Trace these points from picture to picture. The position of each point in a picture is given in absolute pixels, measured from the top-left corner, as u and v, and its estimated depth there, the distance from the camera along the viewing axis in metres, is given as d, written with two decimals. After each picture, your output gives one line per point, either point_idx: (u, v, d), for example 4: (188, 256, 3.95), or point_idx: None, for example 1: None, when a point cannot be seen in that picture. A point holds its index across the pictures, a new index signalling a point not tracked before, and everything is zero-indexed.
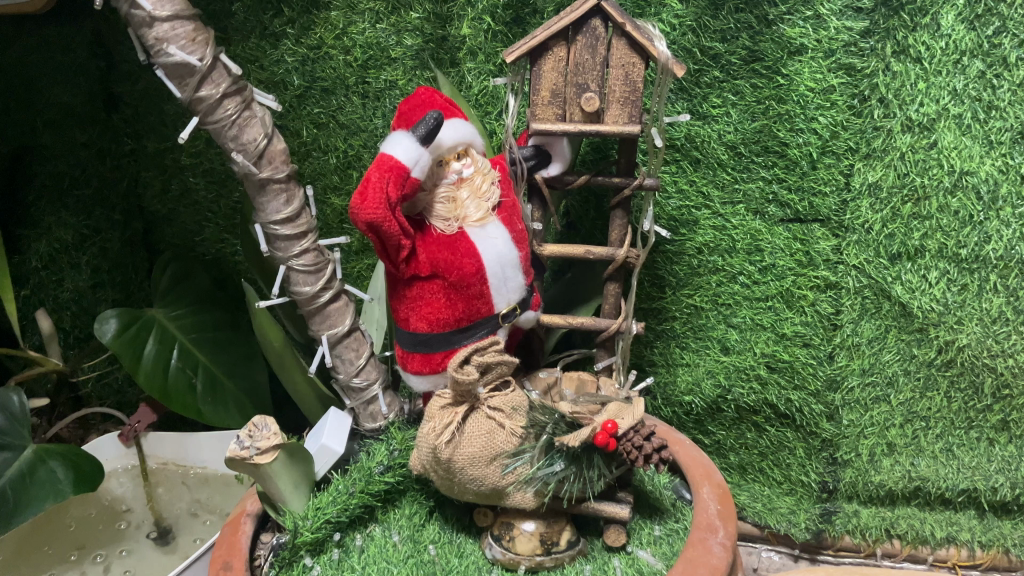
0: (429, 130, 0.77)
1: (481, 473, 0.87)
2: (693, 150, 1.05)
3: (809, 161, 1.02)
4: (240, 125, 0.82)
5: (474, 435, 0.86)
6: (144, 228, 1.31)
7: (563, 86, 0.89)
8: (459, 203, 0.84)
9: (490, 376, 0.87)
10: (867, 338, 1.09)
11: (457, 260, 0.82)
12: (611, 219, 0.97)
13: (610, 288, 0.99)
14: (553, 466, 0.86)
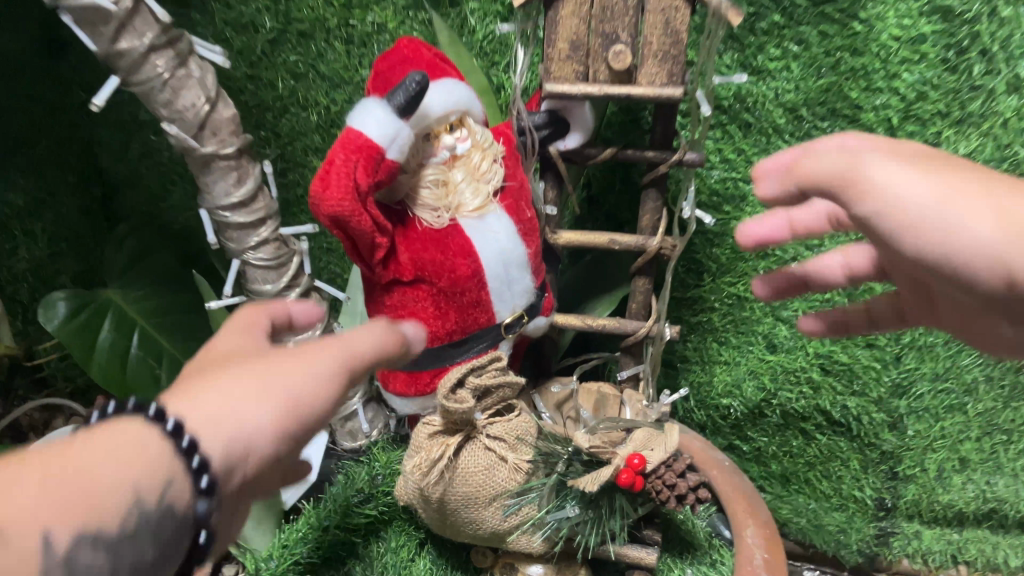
0: (410, 97, 0.59)
1: (479, 515, 0.73)
2: (744, 113, 0.87)
3: (887, 129, 0.83)
4: (175, 87, 0.64)
5: (469, 471, 0.71)
6: (105, 192, 1.15)
7: (586, 36, 0.70)
8: (452, 188, 0.67)
9: (491, 400, 0.71)
10: (944, 339, 0.91)
11: (449, 261, 0.65)
12: (644, 199, 0.79)
13: (640, 282, 0.81)
14: (566, 510, 0.70)
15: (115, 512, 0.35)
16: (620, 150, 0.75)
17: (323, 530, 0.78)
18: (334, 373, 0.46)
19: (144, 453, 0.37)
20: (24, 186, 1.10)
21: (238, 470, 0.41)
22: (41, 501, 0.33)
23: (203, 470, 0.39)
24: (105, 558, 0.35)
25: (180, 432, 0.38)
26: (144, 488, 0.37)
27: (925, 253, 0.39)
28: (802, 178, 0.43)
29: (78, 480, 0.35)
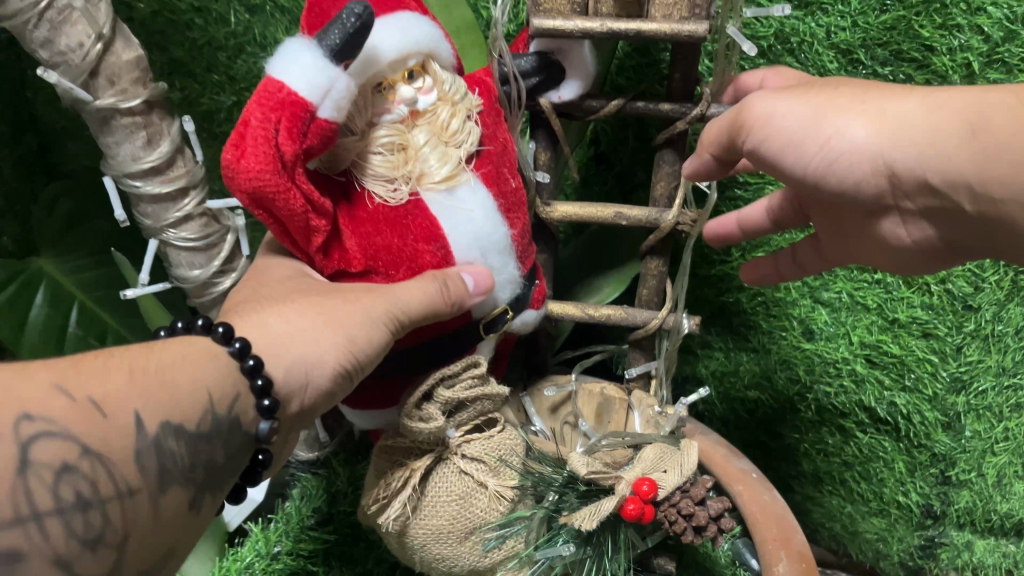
0: (349, 36, 0.44)
1: (454, 552, 0.60)
2: (786, 56, 0.72)
3: (964, 76, 0.67)
4: (53, 20, 0.51)
5: (441, 500, 0.58)
6: (42, 144, 1.00)
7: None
8: (413, 153, 0.52)
9: (466, 415, 0.58)
10: (1015, 327, 0.78)
11: (409, 246, 0.52)
12: (659, 161, 0.64)
13: (652, 262, 0.67)
14: (555, 546, 0.57)
15: (188, 411, 0.43)
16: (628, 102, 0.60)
17: (275, 557, 0.70)
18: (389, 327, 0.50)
19: (212, 369, 0.45)
20: None
21: (295, 398, 0.49)
22: (129, 393, 0.40)
23: (266, 391, 0.46)
24: (184, 448, 0.43)
25: (246, 353, 0.46)
26: (215, 394, 0.44)
27: (816, 168, 0.47)
28: (708, 144, 0.53)
29: (159, 382, 0.42)
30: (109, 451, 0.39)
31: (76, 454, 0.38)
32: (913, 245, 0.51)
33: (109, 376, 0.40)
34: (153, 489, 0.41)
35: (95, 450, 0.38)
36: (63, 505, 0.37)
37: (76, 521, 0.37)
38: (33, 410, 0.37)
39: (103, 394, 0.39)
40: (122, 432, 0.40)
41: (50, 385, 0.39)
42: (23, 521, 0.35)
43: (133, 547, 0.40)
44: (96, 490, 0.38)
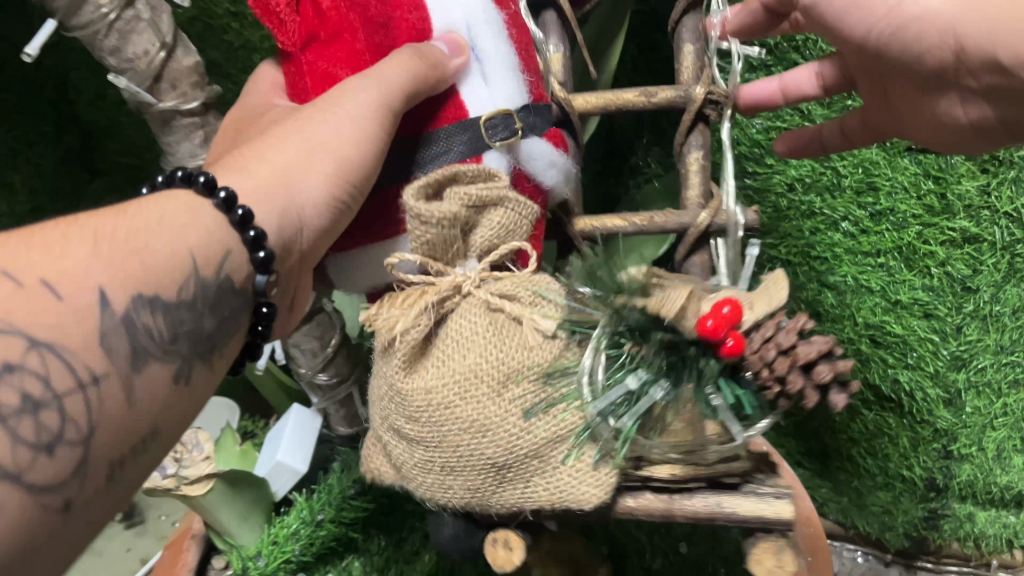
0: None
1: (491, 416, 0.49)
2: (795, 52, 0.77)
3: None
4: (122, 31, 0.55)
5: (467, 332, 0.51)
6: (83, 141, 1.05)
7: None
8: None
9: (491, 231, 0.51)
10: (1012, 308, 0.83)
11: (393, 18, 0.56)
12: (679, 35, 0.62)
13: (694, 155, 0.61)
14: (623, 384, 0.48)
15: (166, 282, 0.42)
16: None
17: (319, 524, 0.72)
18: (365, 123, 0.51)
19: (198, 224, 0.45)
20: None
21: (295, 245, 0.50)
22: (94, 265, 0.39)
23: (259, 244, 0.46)
24: (163, 325, 0.41)
25: (233, 204, 0.46)
26: (196, 257, 0.44)
27: (881, 32, 0.53)
28: None
29: (132, 251, 0.41)
30: (63, 338, 0.37)
31: (23, 348, 0.36)
32: (968, 123, 0.57)
33: (67, 248, 0.39)
34: (129, 376, 0.39)
35: (44, 342, 0.37)
36: (5, 412, 0.35)
37: (25, 425, 0.35)
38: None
39: (56, 274, 0.38)
40: (83, 313, 0.38)
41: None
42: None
43: (104, 442, 0.38)
44: (50, 387, 0.36)
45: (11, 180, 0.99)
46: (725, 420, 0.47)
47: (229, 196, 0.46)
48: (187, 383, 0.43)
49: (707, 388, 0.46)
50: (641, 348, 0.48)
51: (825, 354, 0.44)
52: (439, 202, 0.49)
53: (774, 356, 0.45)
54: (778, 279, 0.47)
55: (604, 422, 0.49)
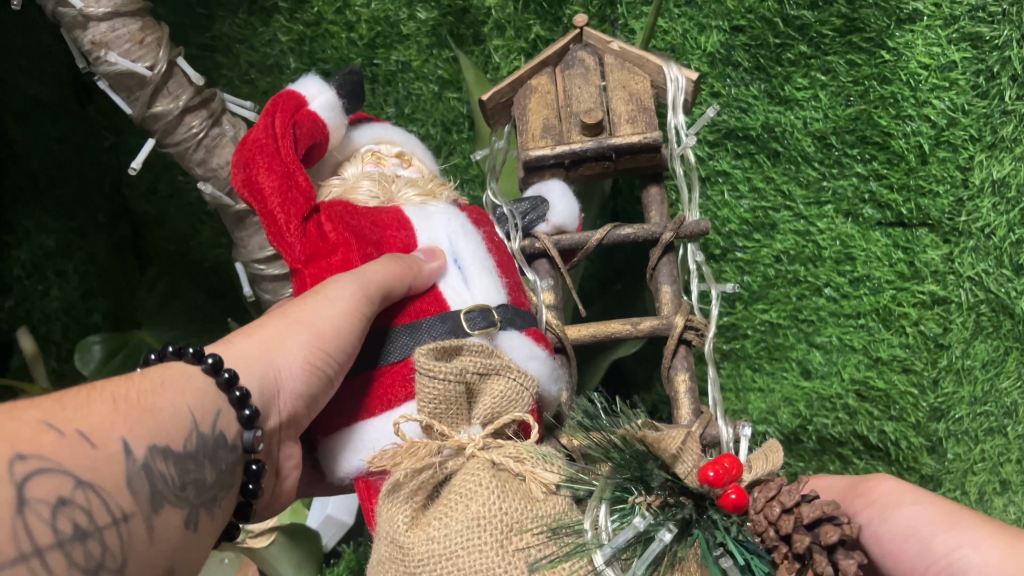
0: (345, 82, 0.69)
1: (495, 565, 0.45)
2: (772, 142, 0.92)
3: (918, 155, 0.87)
4: (208, 146, 0.68)
5: (466, 483, 0.49)
6: (134, 231, 1.15)
7: (554, 107, 0.73)
8: (392, 193, 0.67)
9: (489, 402, 0.54)
10: (982, 361, 0.87)
11: (380, 234, 0.63)
12: (656, 277, 0.71)
13: (679, 377, 0.67)
14: (631, 525, 0.42)
15: (177, 434, 0.47)
16: (608, 230, 0.70)
17: None
18: (345, 305, 0.56)
19: (194, 388, 0.50)
20: (56, 226, 1.06)
21: (273, 409, 0.54)
22: (117, 421, 0.44)
23: (244, 402, 0.51)
24: (174, 468, 0.46)
25: (220, 367, 0.51)
26: (196, 414, 0.49)
27: None
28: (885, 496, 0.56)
29: (142, 405, 0.46)
30: (101, 479, 0.42)
31: (71, 487, 0.41)
32: None
33: (93, 408, 0.44)
34: (149, 514, 0.44)
35: (88, 481, 0.42)
36: (62, 538, 0.40)
37: (77, 551, 0.40)
38: (25, 449, 0.40)
39: (88, 424, 0.43)
40: (113, 458, 0.43)
41: (38, 422, 0.42)
42: (27, 558, 0.39)
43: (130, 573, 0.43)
44: (93, 519, 0.41)
45: (65, 267, 1.06)
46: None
47: (217, 360, 0.51)
48: (194, 528, 0.48)
49: (714, 549, 0.42)
50: (647, 497, 0.44)
51: (830, 514, 0.42)
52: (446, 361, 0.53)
53: (779, 513, 0.42)
54: (775, 453, 0.50)
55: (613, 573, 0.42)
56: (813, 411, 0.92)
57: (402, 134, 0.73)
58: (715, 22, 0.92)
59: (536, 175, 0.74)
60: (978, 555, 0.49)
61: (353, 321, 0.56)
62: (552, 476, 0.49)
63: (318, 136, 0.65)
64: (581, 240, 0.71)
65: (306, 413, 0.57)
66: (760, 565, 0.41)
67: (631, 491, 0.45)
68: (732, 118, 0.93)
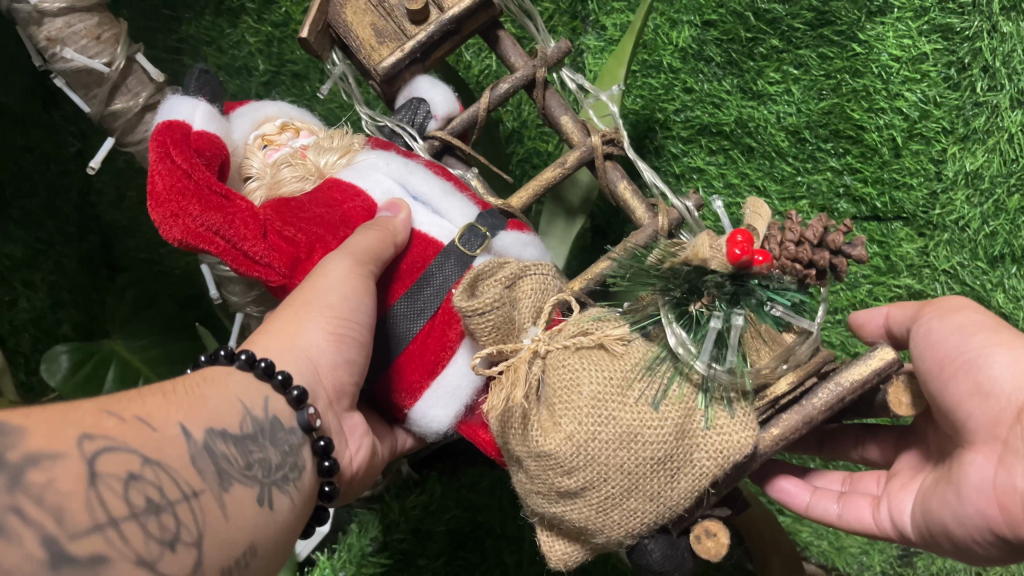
0: (204, 88, 0.66)
1: (633, 423, 0.50)
2: (746, 137, 0.91)
3: (891, 148, 0.87)
4: None
5: (564, 374, 0.51)
6: (104, 241, 1.10)
7: (373, 9, 0.73)
8: (316, 163, 0.67)
9: (530, 305, 0.56)
10: None
11: (339, 212, 0.63)
12: (552, 113, 0.74)
13: (621, 185, 0.70)
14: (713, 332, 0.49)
15: (230, 419, 0.47)
16: (489, 96, 0.73)
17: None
18: (348, 271, 0.57)
19: (239, 382, 0.50)
20: (25, 236, 1.03)
21: (321, 390, 0.55)
22: (170, 409, 0.44)
23: (289, 384, 0.52)
24: (233, 449, 0.46)
25: (255, 359, 0.52)
26: (244, 402, 0.49)
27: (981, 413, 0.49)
28: (947, 307, 0.55)
29: (187, 399, 0.46)
30: (167, 458, 0.42)
31: (139, 463, 0.40)
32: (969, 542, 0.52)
33: (145, 399, 0.44)
34: (218, 491, 0.44)
35: (154, 459, 0.41)
36: (136, 510, 0.39)
37: (152, 523, 0.39)
38: (91, 429, 0.39)
39: (146, 411, 0.43)
40: (173, 441, 0.43)
41: (99, 408, 0.41)
42: (103, 527, 0.37)
43: (211, 550, 0.42)
44: (164, 493, 0.40)
45: (32, 277, 1.03)
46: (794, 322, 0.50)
47: (249, 353, 0.52)
48: (270, 507, 0.47)
49: (765, 305, 0.49)
50: (703, 301, 0.51)
51: (827, 226, 0.45)
52: (479, 295, 0.55)
53: (794, 248, 0.45)
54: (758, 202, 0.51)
55: (718, 365, 0.50)
56: None
57: (272, 104, 0.71)
58: (687, 18, 0.93)
59: (397, 81, 0.73)
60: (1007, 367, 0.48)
61: (359, 290, 0.57)
62: (620, 331, 0.53)
63: (216, 153, 0.63)
64: (471, 118, 0.73)
65: (352, 381, 0.58)
66: (804, 297, 0.48)
67: (690, 301, 0.51)
68: (705, 113, 0.92)
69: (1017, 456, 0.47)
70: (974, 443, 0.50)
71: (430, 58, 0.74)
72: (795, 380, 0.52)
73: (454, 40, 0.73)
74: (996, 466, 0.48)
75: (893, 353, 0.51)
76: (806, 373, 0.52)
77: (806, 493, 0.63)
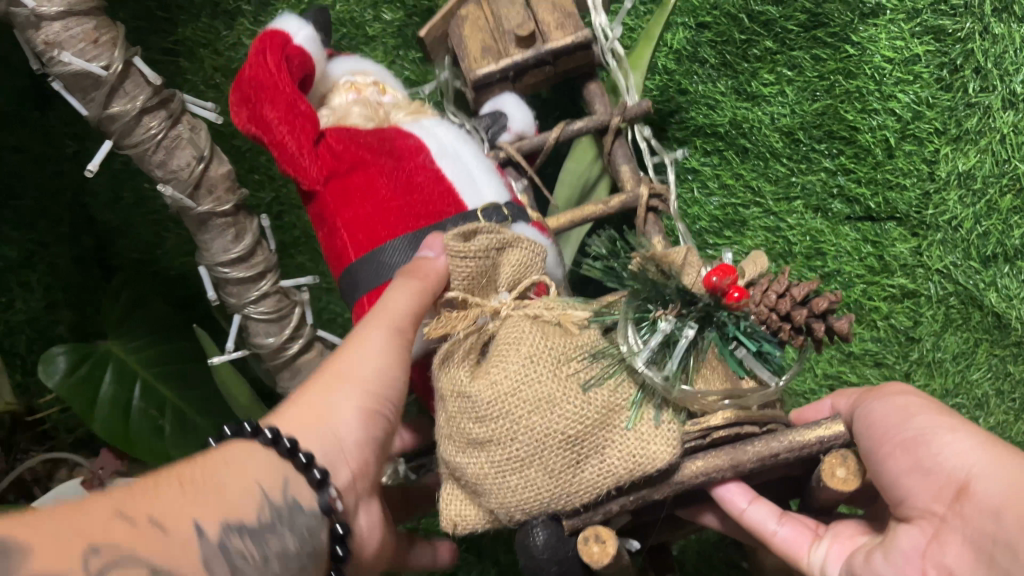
0: (317, 24, 0.71)
1: (555, 392, 0.51)
2: (740, 138, 0.91)
3: (885, 148, 0.87)
4: (168, 147, 0.67)
5: (515, 338, 0.53)
6: (97, 244, 1.08)
7: (487, 29, 0.80)
8: (383, 113, 0.70)
9: (510, 272, 0.57)
10: (952, 354, 0.87)
11: (391, 149, 0.65)
12: (613, 159, 0.80)
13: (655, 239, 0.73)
14: (659, 329, 0.51)
15: (248, 510, 0.44)
16: (563, 129, 0.78)
17: None
18: (386, 342, 0.55)
19: (259, 463, 0.47)
20: (18, 239, 1.05)
21: (343, 467, 0.51)
22: (185, 504, 0.42)
23: (313, 465, 0.48)
24: (249, 544, 0.43)
25: (281, 437, 0.48)
26: (263, 486, 0.46)
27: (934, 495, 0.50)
28: (890, 391, 0.56)
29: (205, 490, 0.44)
30: (180, 566, 0.40)
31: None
32: None
33: (157, 492, 0.42)
34: None
35: (165, 568, 0.39)
36: None
37: None
38: (99, 541, 0.38)
39: (160, 511, 0.40)
40: (187, 542, 0.40)
41: (111, 512, 0.39)
42: None
43: None
44: None
45: (28, 278, 1.06)
46: (754, 369, 0.51)
47: (276, 432, 0.48)
48: None
49: (730, 343, 0.50)
50: (666, 310, 0.51)
51: (815, 288, 0.47)
52: (472, 242, 0.57)
53: (777, 298, 0.48)
54: (758, 257, 0.57)
55: (655, 371, 0.50)
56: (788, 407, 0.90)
57: (370, 65, 0.76)
58: (680, 20, 0.92)
59: (486, 92, 0.80)
60: (960, 455, 0.50)
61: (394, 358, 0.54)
62: (581, 314, 0.55)
63: (306, 69, 0.69)
64: (540, 141, 0.78)
65: (375, 461, 0.54)
66: (771, 349, 0.49)
67: (650, 307, 0.52)
68: (700, 115, 0.92)
69: (954, 533, 0.50)
70: (909, 518, 0.52)
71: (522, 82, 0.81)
72: (735, 417, 0.51)
73: (549, 71, 0.80)
74: (929, 539, 0.51)
75: (841, 426, 0.52)
76: (748, 417, 0.51)
77: (746, 498, 0.55)
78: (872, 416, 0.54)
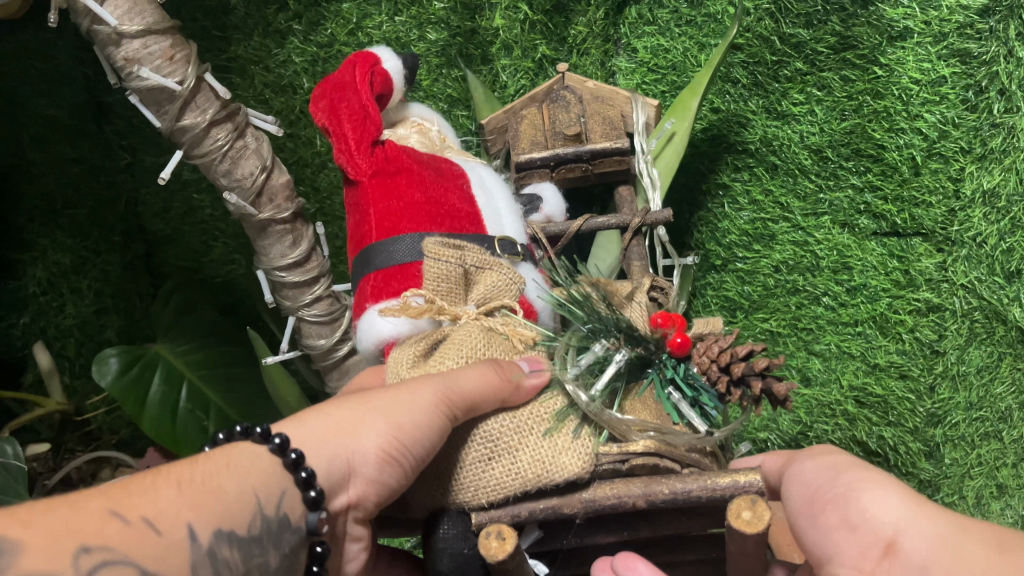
0: (406, 63, 0.78)
1: None
2: (771, 155, 0.96)
3: (911, 167, 0.90)
4: (233, 157, 0.71)
5: (462, 338, 0.62)
6: (147, 250, 1.13)
7: (540, 130, 0.88)
8: (440, 149, 0.78)
9: (481, 288, 0.63)
10: (976, 367, 0.89)
11: (440, 168, 0.72)
12: (628, 256, 0.83)
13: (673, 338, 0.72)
14: (592, 351, 0.61)
15: (241, 519, 0.49)
16: (588, 220, 0.81)
17: None
18: (431, 404, 0.55)
19: (261, 468, 0.51)
20: (70, 244, 1.06)
21: (340, 487, 0.55)
22: (183, 507, 0.46)
23: (310, 483, 0.52)
24: (235, 553, 0.48)
25: (287, 448, 0.52)
26: (259, 497, 0.50)
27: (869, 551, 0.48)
28: (821, 452, 0.57)
29: (201, 490, 0.48)
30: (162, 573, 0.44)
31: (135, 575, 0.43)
32: None
33: (159, 493, 0.46)
34: None
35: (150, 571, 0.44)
36: None
37: None
38: (93, 542, 0.43)
39: (154, 513, 0.45)
40: (177, 546, 0.45)
41: (105, 510, 0.44)
42: None
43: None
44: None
45: (79, 284, 1.07)
46: (688, 417, 0.60)
47: (284, 441, 0.52)
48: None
49: (666, 387, 0.61)
50: (613, 343, 0.61)
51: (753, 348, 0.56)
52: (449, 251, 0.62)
53: (718, 351, 0.58)
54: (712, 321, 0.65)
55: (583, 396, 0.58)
56: (816, 416, 0.92)
57: (440, 120, 0.84)
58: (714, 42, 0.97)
59: (527, 177, 0.85)
60: (888, 511, 0.48)
61: (433, 427, 0.54)
62: (531, 334, 0.64)
63: (385, 94, 0.76)
64: (564, 228, 0.80)
65: (375, 495, 0.55)
66: (706, 396, 0.60)
67: (600, 337, 0.61)
68: (731, 132, 0.98)
69: None
70: None
71: (560, 174, 0.85)
72: (653, 447, 0.55)
73: (585, 170, 0.85)
74: None
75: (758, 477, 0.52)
76: (665, 450, 0.56)
77: None
78: (801, 474, 0.55)
